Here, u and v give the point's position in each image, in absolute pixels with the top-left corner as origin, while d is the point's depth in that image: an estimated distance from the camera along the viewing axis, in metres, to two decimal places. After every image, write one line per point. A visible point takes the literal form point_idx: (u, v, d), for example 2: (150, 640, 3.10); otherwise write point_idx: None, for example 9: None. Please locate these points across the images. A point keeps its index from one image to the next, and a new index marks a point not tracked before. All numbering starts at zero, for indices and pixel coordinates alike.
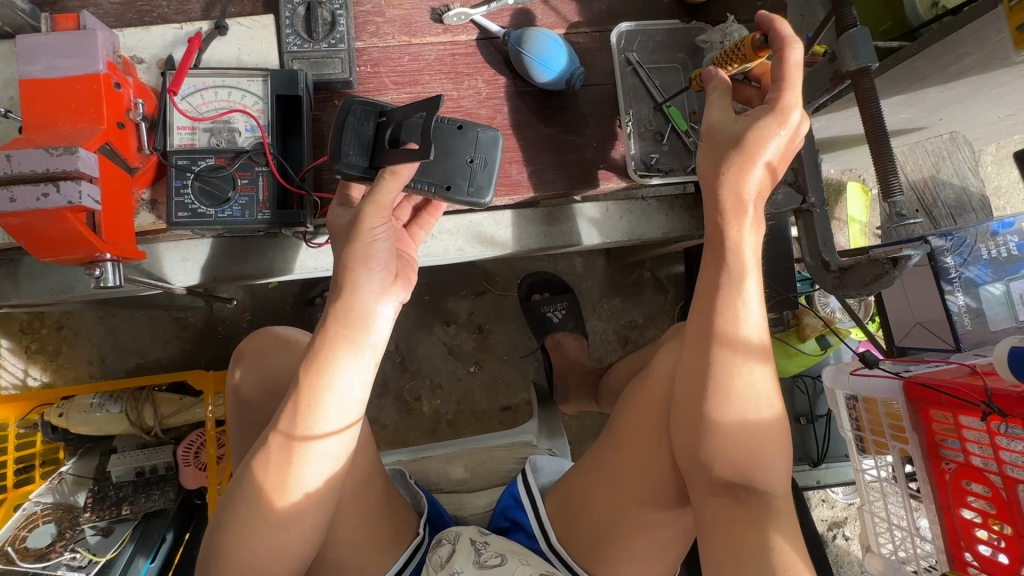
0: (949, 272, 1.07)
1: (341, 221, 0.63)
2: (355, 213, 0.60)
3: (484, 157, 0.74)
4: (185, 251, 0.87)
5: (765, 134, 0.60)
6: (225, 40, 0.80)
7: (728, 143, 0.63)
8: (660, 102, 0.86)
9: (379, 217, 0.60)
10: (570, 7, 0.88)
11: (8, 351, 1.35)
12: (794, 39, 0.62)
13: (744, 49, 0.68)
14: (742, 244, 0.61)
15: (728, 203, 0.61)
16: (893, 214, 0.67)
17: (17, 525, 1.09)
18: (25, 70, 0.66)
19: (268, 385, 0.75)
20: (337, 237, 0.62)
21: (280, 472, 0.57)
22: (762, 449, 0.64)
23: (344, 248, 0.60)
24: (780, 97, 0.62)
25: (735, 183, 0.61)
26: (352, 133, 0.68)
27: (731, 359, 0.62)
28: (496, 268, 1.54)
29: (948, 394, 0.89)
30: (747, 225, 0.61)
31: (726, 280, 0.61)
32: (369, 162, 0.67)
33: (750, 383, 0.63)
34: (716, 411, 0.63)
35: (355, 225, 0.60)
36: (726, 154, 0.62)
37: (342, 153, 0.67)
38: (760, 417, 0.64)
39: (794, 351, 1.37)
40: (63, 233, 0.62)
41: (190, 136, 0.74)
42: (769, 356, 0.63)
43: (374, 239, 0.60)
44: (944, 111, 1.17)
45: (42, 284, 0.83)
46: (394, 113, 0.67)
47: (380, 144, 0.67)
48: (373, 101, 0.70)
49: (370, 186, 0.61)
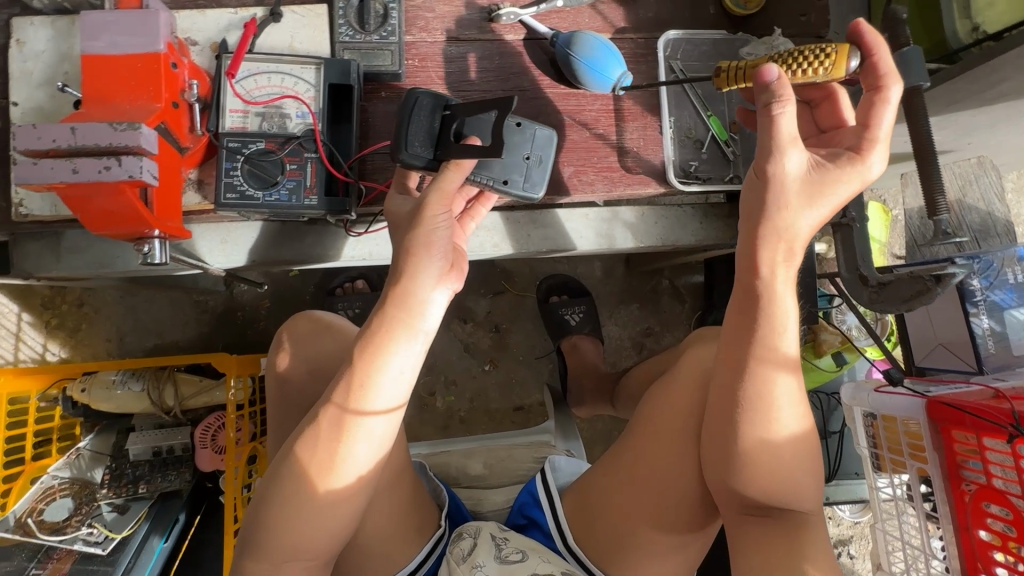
0: (974, 295, 1.08)
1: (401, 211, 0.67)
2: (418, 201, 0.64)
3: (538, 154, 0.79)
4: (224, 233, 0.88)
5: (838, 182, 0.62)
6: (278, 27, 0.81)
7: (793, 189, 0.60)
8: (702, 112, 0.88)
9: (441, 205, 0.64)
10: (617, 12, 0.89)
11: (29, 325, 1.32)
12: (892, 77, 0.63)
13: (832, 63, 0.64)
14: (787, 284, 0.62)
15: (785, 243, 0.61)
16: (937, 232, 0.68)
17: (34, 498, 1.08)
18: (88, 46, 0.67)
19: (315, 367, 0.84)
20: (397, 226, 0.66)
21: (329, 450, 0.60)
22: (798, 458, 0.64)
23: (408, 235, 0.63)
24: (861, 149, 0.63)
25: (788, 232, 0.61)
26: (419, 123, 0.71)
27: (763, 372, 0.62)
28: (516, 268, 1.55)
29: (972, 414, 0.89)
30: (795, 265, 0.62)
31: (764, 319, 0.62)
32: (433, 153, 0.71)
33: (783, 395, 0.63)
34: (749, 423, 0.63)
35: (417, 213, 0.63)
36: (799, 194, 0.61)
37: (409, 142, 0.70)
38: (795, 427, 0.64)
39: (809, 366, 1.35)
40: (120, 209, 0.64)
41: (242, 119, 0.76)
42: (801, 368, 0.63)
43: (437, 226, 0.63)
44: (974, 135, 1.18)
45: (81, 258, 0.86)
46: (462, 109, 0.72)
47: (446, 136, 0.72)
48: (439, 94, 0.74)
49: (436, 176, 0.65)
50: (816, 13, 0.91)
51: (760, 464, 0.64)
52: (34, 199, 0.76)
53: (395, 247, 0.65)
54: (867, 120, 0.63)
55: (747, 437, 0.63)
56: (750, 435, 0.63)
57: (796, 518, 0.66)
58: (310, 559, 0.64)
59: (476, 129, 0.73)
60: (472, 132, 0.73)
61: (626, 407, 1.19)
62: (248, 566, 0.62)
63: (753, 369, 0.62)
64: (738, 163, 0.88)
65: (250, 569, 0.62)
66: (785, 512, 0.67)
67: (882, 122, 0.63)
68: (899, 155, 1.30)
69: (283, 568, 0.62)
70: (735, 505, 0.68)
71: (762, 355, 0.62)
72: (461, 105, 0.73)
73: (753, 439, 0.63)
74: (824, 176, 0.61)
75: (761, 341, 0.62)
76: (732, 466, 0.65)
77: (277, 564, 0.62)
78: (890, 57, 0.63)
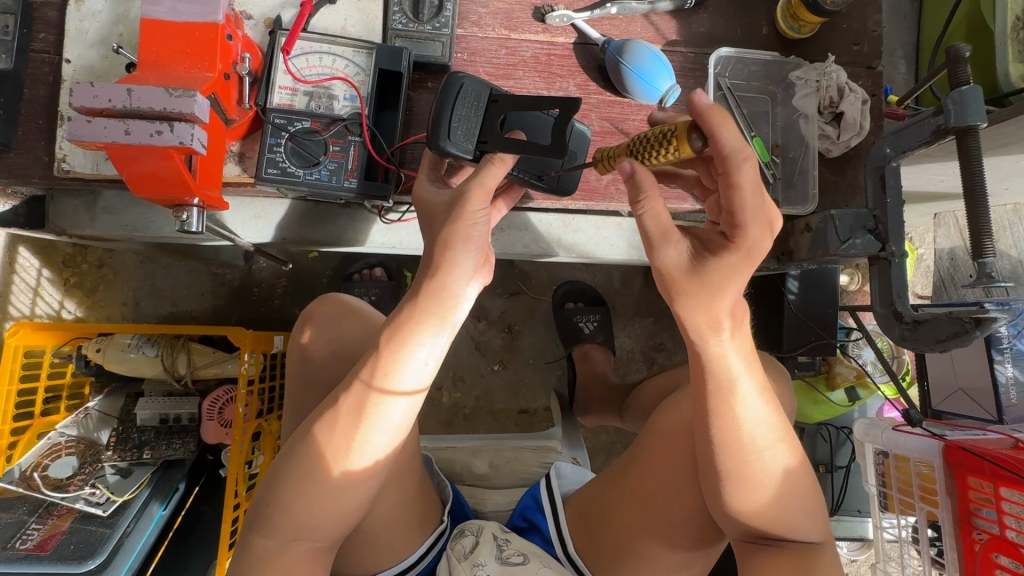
0: (1001, 342, 1.08)
1: (438, 200, 0.65)
2: (459, 191, 0.62)
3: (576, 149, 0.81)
4: (258, 208, 0.89)
5: (731, 265, 0.59)
6: (333, 9, 0.81)
7: (683, 278, 0.59)
8: (747, 132, 0.86)
9: (481, 200, 0.61)
10: (669, 24, 0.89)
11: (46, 281, 1.34)
12: (744, 151, 0.55)
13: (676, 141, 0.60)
14: (725, 352, 0.59)
15: (706, 314, 0.59)
16: (980, 274, 0.67)
17: (40, 453, 1.09)
18: (149, 9, 0.67)
19: (336, 349, 0.85)
20: (432, 216, 0.64)
21: (345, 435, 0.60)
22: (796, 487, 0.64)
23: (446, 227, 0.61)
24: (743, 232, 0.59)
25: (711, 315, 0.59)
26: (459, 110, 0.70)
27: (744, 407, 0.60)
28: (534, 270, 1.54)
29: (991, 462, 0.88)
30: (729, 331, 0.59)
31: (714, 377, 0.60)
32: (473, 145, 0.70)
33: (768, 428, 0.61)
34: (742, 458, 0.61)
35: (457, 204, 0.61)
36: (690, 280, 0.59)
37: (447, 131, 0.69)
38: (792, 455, 0.63)
39: (820, 398, 1.34)
40: (166, 173, 0.64)
41: (290, 97, 0.77)
42: (779, 401, 0.63)
43: (476, 222, 0.61)
44: (1014, 181, 1.17)
45: (116, 219, 0.87)
46: (509, 101, 0.70)
47: (491, 128, 0.70)
48: (482, 82, 0.71)
49: (477, 170, 0.62)
50: (869, 43, 0.91)
51: (767, 493, 0.62)
52: (76, 155, 0.76)
53: (429, 238, 0.63)
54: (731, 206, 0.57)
55: (744, 469, 0.61)
56: (753, 467, 0.61)
57: (803, 546, 0.66)
58: (317, 541, 0.63)
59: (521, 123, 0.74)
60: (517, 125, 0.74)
61: (634, 420, 1.17)
62: (255, 542, 0.62)
63: (741, 406, 0.60)
64: (778, 186, 0.87)
65: (258, 546, 0.62)
66: (790, 539, 0.66)
67: (746, 205, 0.57)
68: (934, 193, 1.28)
69: (289, 548, 0.62)
70: (740, 532, 0.67)
71: (732, 395, 0.60)
72: (506, 96, 0.71)
73: (754, 470, 0.61)
74: (709, 266, 0.59)
75: (720, 391, 0.60)
76: (733, 496, 0.63)
77: (283, 543, 0.62)
78: (733, 135, 0.55)
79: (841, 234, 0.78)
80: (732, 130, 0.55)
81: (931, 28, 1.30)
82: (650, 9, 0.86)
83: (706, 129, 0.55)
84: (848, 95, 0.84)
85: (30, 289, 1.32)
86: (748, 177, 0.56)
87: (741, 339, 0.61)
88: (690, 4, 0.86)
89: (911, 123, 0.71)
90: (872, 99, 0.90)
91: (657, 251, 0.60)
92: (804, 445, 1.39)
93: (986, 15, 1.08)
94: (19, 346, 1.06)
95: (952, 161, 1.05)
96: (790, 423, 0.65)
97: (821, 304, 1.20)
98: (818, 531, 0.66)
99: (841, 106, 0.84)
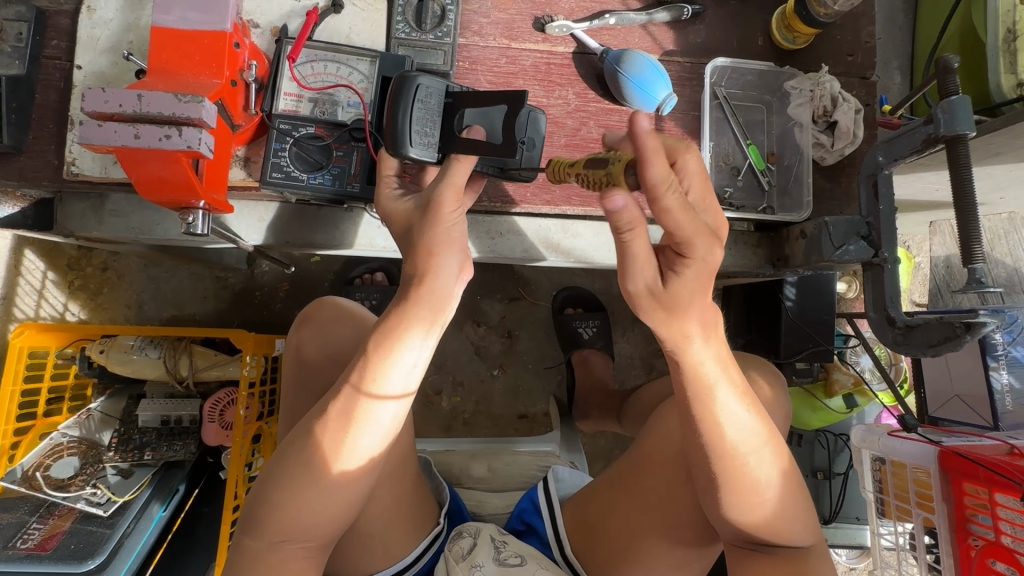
0: (996, 348, 1.09)
1: (409, 210, 0.64)
2: (429, 195, 0.62)
3: (532, 138, 0.73)
4: (261, 212, 0.90)
5: (693, 292, 0.58)
6: (338, 18, 0.83)
7: (654, 302, 0.58)
8: (742, 140, 0.89)
9: (454, 201, 0.61)
10: (667, 34, 0.91)
11: (51, 283, 1.35)
12: (665, 180, 0.51)
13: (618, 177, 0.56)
14: (701, 359, 0.60)
15: (668, 335, 0.59)
16: (970, 280, 0.68)
17: (42, 453, 1.11)
18: (160, 18, 0.70)
19: (331, 351, 0.86)
20: (407, 224, 0.64)
21: (334, 440, 0.61)
22: (789, 492, 0.65)
23: (422, 234, 0.61)
24: (693, 246, 0.55)
25: (676, 330, 0.58)
26: (420, 112, 0.67)
27: (727, 415, 0.61)
28: (533, 276, 1.55)
29: (986, 468, 0.87)
30: (704, 342, 0.60)
31: (691, 382, 0.60)
32: (435, 147, 0.68)
33: (749, 437, 0.62)
34: (729, 467, 0.62)
35: (431, 207, 0.61)
36: (651, 307, 0.59)
37: (407, 138, 0.66)
38: (780, 459, 0.64)
39: (818, 404, 1.34)
40: (173, 177, 0.65)
41: (295, 103, 0.79)
42: (762, 409, 0.63)
43: (455, 225, 0.62)
44: (1008, 190, 1.19)
45: (124, 222, 0.88)
46: (466, 97, 0.68)
47: (450, 127, 0.68)
48: (437, 78, 0.69)
49: (443, 168, 0.62)
50: (863, 54, 0.93)
51: (758, 496, 0.63)
52: (85, 159, 0.78)
53: (407, 247, 0.63)
54: (687, 245, 0.55)
55: (735, 477, 0.62)
56: (740, 475, 0.62)
57: (794, 550, 0.67)
58: (310, 540, 0.64)
59: (477, 116, 0.68)
60: (473, 117, 0.68)
61: (632, 426, 1.16)
62: (247, 543, 0.63)
63: (720, 411, 0.61)
64: (771, 194, 0.90)
65: (250, 547, 0.63)
66: (780, 543, 0.67)
67: (684, 226, 0.53)
68: (930, 202, 1.29)
69: (279, 548, 0.63)
70: (732, 535, 0.68)
71: (709, 397, 0.60)
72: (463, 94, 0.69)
73: (742, 478, 0.62)
74: (673, 286, 0.58)
75: (697, 397, 0.60)
76: (725, 503, 0.64)
77: (273, 543, 0.63)
78: (660, 165, 0.51)
79: (835, 240, 0.79)
80: (664, 162, 0.51)
81: (926, 40, 1.32)
82: (647, 20, 0.88)
83: (637, 156, 0.51)
84: (842, 105, 0.86)
85: (35, 291, 1.33)
86: (676, 203, 0.52)
87: (715, 343, 0.61)
88: (686, 15, 0.89)
89: (904, 132, 0.72)
90: (866, 109, 0.92)
91: (630, 274, 0.57)
92: (803, 451, 1.39)
93: (980, 27, 1.11)
94: (23, 346, 1.07)
95: (946, 170, 1.07)
96: (777, 431, 0.65)
97: (817, 310, 1.22)
98: (807, 536, 0.67)
99: (835, 116, 0.86)
